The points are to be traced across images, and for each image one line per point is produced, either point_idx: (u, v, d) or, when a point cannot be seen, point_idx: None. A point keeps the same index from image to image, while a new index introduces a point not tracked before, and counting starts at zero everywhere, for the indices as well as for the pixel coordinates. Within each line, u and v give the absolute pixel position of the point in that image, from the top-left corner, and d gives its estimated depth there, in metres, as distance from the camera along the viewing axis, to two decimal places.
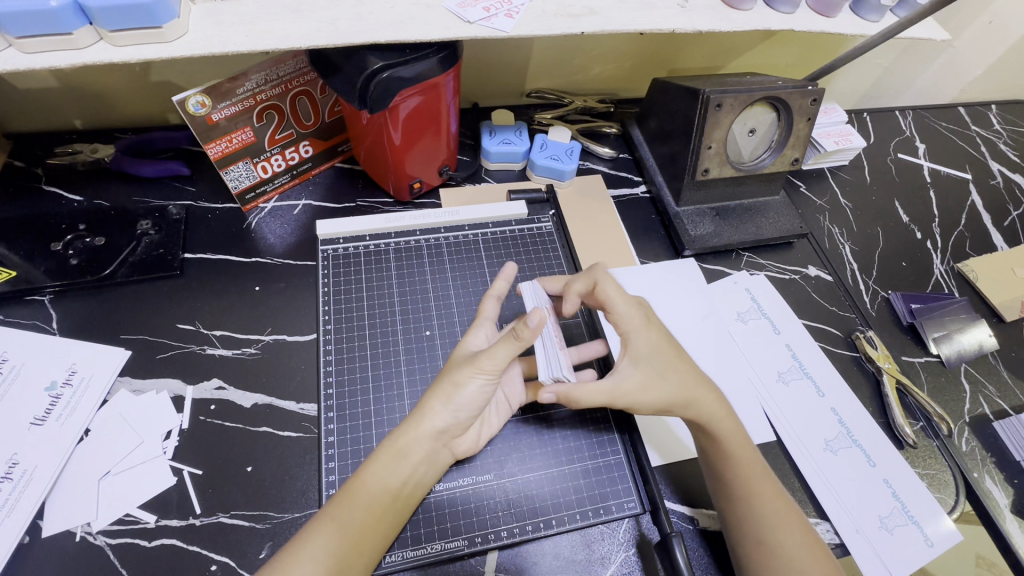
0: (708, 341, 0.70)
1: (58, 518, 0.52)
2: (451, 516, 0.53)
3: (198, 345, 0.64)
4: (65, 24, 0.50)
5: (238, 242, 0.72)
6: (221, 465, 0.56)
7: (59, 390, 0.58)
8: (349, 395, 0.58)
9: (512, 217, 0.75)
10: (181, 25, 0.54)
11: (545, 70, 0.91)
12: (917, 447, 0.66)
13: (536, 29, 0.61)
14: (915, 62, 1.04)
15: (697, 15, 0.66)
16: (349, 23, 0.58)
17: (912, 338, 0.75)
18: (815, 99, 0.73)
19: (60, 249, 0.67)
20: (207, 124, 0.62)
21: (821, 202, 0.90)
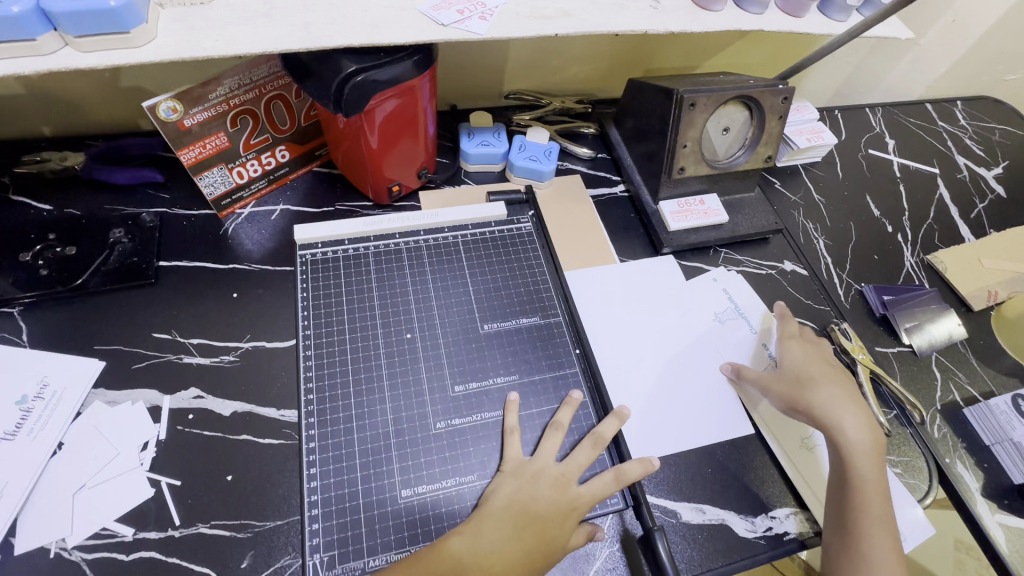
0: (686, 338, 0.71)
1: (31, 535, 0.51)
2: (435, 518, 0.52)
3: (174, 354, 0.63)
4: (28, 29, 0.49)
5: (214, 248, 0.71)
6: (201, 475, 0.56)
7: (30, 403, 0.57)
8: (330, 400, 0.58)
9: (492, 218, 0.75)
10: (149, 30, 0.53)
11: (522, 71, 0.91)
12: (891, 435, 0.67)
13: (509, 31, 0.62)
14: (883, 60, 1.07)
15: (669, 16, 0.67)
16: (321, 26, 0.58)
17: (885, 329, 0.77)
18: (785, 98, 0.74)
19: (29, 260, 0.66)
20: (179, 130, 0.61)
21: (795, 198, 0.91)
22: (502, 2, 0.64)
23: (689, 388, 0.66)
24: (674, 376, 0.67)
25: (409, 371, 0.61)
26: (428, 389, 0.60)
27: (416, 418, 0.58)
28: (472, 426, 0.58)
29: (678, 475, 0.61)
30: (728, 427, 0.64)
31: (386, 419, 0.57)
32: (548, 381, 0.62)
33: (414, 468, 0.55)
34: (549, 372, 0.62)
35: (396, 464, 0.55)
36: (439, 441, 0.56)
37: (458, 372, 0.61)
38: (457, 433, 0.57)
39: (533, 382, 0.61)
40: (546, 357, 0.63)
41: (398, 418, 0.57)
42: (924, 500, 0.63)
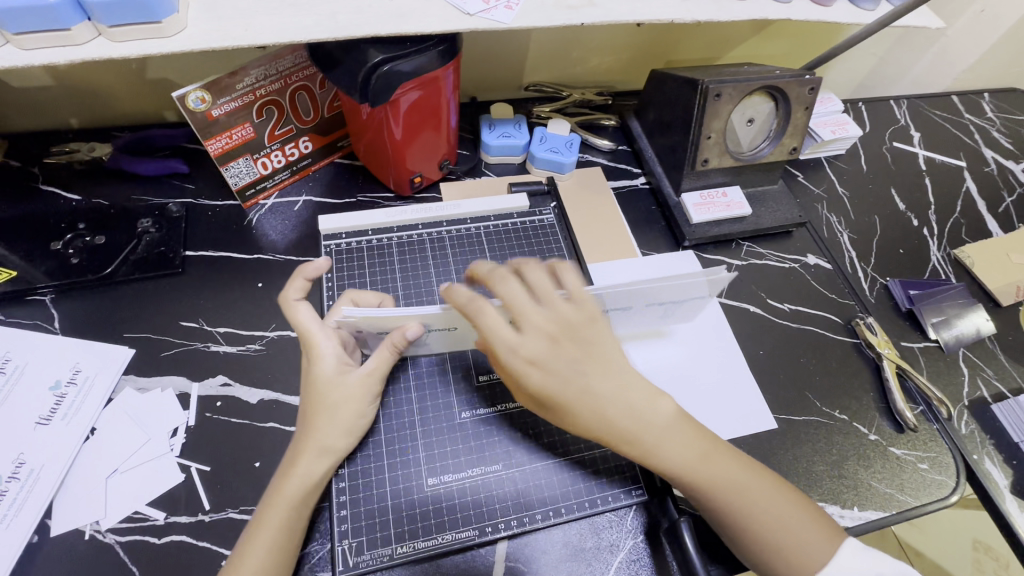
0: (709, 331, 0.71)
1: (67, 516, 0.52)
2: (460, 506, 0.53)
3: (201, 342, 0.64)
4: (63, 19, 0.50)
5: (240, 238, 0.72)
6: (229, 461, 0.56)
7: (63, 389, 0.58)
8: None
9: (513, 210, 0.74)
10: (180, 20, 0.54)
11: (543, 63, 0.91)
12: (917, 430, 0.67)
13: (536, 20, 0.61)
14: (909, 52, 1.05)
15: (696, 5, 0.66)
16: (349, 16, 0.58)
17: (911, 324, 0.76)
18: (812, 88, 0.73)
19: (60, 249, 0.67)
20: (207, 120, 0.62)
21: (819, 191, 0.90)
22: None
23: (709, 380, 0.67)
24: (696, 369, 0.67)
25: (434, 361, 0.60)
26: (453, 379, 0.60)
27: (440, 407, 0.58)
28: (497, 416, 0.58)
29: None
30: (749, 421, 0.64)
31: (412, 408, 0.57)
32: None
33: (439, 456, 0.55)
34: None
35: (423, 451, 0.55)
36: (464, 431, 0.57)
37: (482, 362, 0.61)
38: (483, 422, 0.57)
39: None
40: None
41: (423, 408, 0.58)
42: (951, 497, 0.63)
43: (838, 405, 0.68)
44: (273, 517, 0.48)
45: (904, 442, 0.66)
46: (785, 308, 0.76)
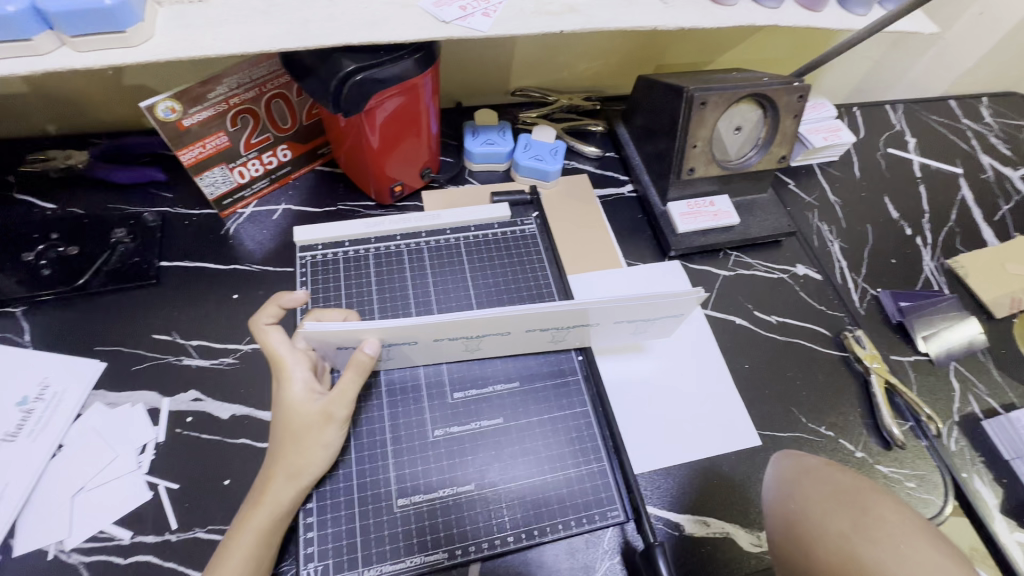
0: (693, 345, 0.69)
1: (30, 536, 0.51)
2: (431, 528, 0.52)
3: (174, 356, 0.63)
4: (24, 29, 0.49)
5: (216, 248, 0.71)
6: (198, 479, 0.56)
7: (31, 404, 0.57)
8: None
9: (495, 219, 0.73)
10: (146, 29, 0.53)
11: (529, 68, 0.89)
12: (905, 448, 0.65)
13: (514, 28, 0.60)
14: (906, 56, 1.03)
15: (680, 11, 0.64)
16: (321, 24, 0.56)
17: (901, 337, 0.75)
18: (801, 96, 0.71)
19: (32, 260, 0.66)
20: (178, 130, 0.61)
21: (810, 199, 0.89)
22: None
23: (693, 396, 0.65)
24: (679, 384, 0.66)
25: (407, 377, 0.59)
26: (427, 396, 0.58)
27: (413, 426, 0.57)
28: (471, 434, 0.57)
29: (682, 487, 0.60)
30: (732, 437, 0.63)
31: (383, 426, 0.56)
32: (550, 389, 0.60)
33: (411, 476, 0.54)
34: (551, 379, 0.61)
35: (394, 471, 0.54)
36: (436, 450, 0.55)
37: (458, 379, 0.60)
38: (457, 440, 0.56)
39: (533, 389, 0.60)
40: (547, 364, 0.62)
41: (395, 426, 0.56)
42: (938, 516, 0.61)
43: (824, 421, 0.67)
44: (241, 546, 0.46)
45: (892, 460, 0.64)
46: (772, 320, 0.74)
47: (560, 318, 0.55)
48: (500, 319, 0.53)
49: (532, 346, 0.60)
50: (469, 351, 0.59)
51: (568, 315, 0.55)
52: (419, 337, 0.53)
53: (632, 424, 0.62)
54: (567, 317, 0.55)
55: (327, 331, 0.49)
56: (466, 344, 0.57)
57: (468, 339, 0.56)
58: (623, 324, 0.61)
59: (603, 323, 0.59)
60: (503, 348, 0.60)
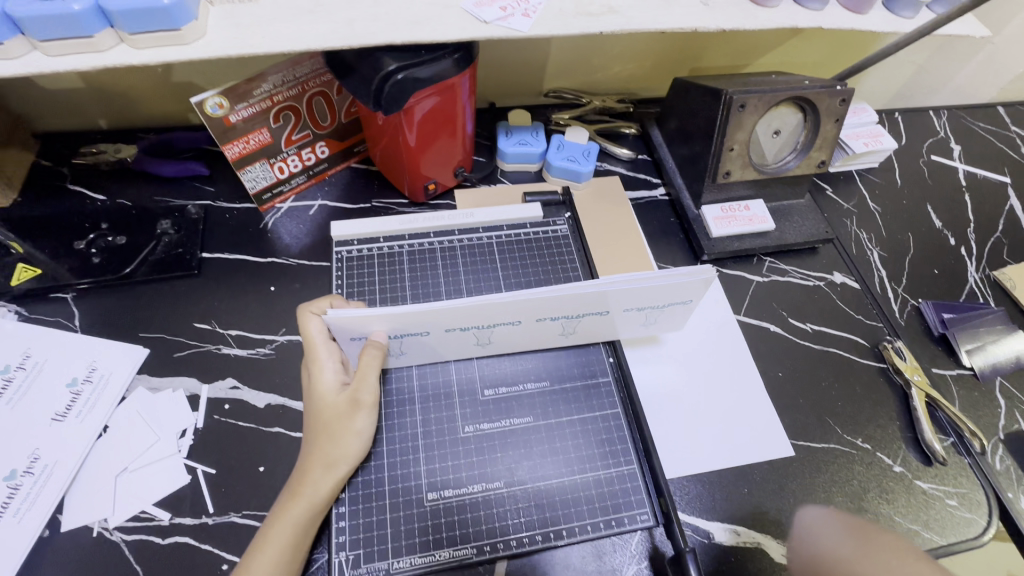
0: (725, 353, 0.69)
1: (77, 512, 0.53)
2: (459, 523, 0.52)
3: (213, 344, 0.64)
4: (87, 27, 0.51)
5: (255, 241, 0.73)
6: (235, 465, 0.57)
7: (79, 386, 0.59)
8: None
9: (527, 219, 0.73)
10: (200, 27, 0.55)
11: (563, 69, 0.89)
12: (947, 464, 0.63)
13: (554, 28, 0.60)
14: (952, 60, 0.99)
15: (721, 13, 0.64)
16: (365, 23, 0.57)
17: (943, 349, 0.72)
18: (844, 100, 0.70)
19: (82, 248, 0.69)
20: (225, 126, 0.62)
21: (849, 206, 0.86)
22: None
23: (725, 404, 0.64)
24: (710, 391, 0.65)
25: (439, 372, 0.60)
26: (458, 392, 0.59)
27: (444, 421, 0.57)
28: (501, 432, 0.57)
29: (711, 493, 0.59)
30: (763, 446, 0.62)
31: (415, 420, 0.57)
32: (581, 389, 0.60)
33: (440, 471, 0.54)
34: (581, 380, 0.61)
35: (424, 465, 0.55)
36: (466, 446, 0.56)
37: (488, 377, 0.60)
38: (486, 437, 0.56)
39: (564, 390, 0.60)
40: (579, 366, 0.62)
41: (427, 421, 0.57)
42: (981, 537, 0.59)
43: (861, 433, 0.65)
44: (279, 538, 0.47)
45: (932, 476, 0.62)
46: (807, 328, 0.73)
47: (568, 304, 0.54)
48: (508, 305, 0.52)
49: (542, 340, 0.60)
50: (481, 344, 0.59)
51: (578, 303, 0.54)
52: (430, 327, 0.54)
53: (662, 429, 0.62)
54: (576, 303, 0.54)
55: (351, 317, 0.50)
56: (477, 337, 0.57)
57: (479, 330, 0.56)
58: (634, 314, 0.59)
59: (614, 311, 0.58)
60: (514, 341, 0.59)
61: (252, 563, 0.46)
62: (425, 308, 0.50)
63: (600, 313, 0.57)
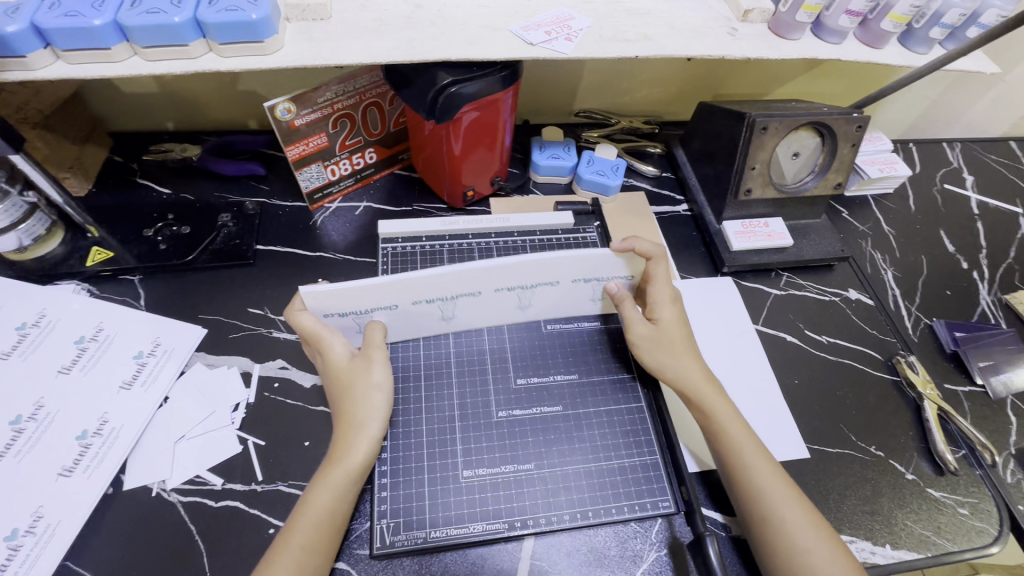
0: (744, 359, 0.72)
1: (138, 473, 0.57)
2: (493, 499, 0.56)
3: (265, 328, 0.69)
4: (183, 37, 0.58)
5: (305, 237, 0.79)
6: (282, 438, 0.61)
7: (144, 358, 0.64)
8: (402, 382, 0.62)
9: (559, 226, 0.78)
10: (279, 40, 0.61)
11: (594, 91, 0.96)
12: (958, 474, 0.65)
13: (593, 52, 0.66)
14: (965, 96, 1.04)
15: (747, 43, 0.69)
16: (424, 42, 0.64)
17: (955, 367, 0.75)
18: (860, 126, 0.74)
19: (150, 236, 0.75)
20: (290, 129, 0.69)
21: (864, 228, 0.90)
22: (587, 26, 0.68)
23: (743, 406, 0.68)
24: (730, 394, 0.68)
25: (476, 360, 0.64)
26: (493, 380, 0.63)
27: (479, 404, 0.61)
28: (532, 418, 0.61)
29: None
30: (779, 447, 0.65)
31: (452, 403, 0.61)
32: (608, 383, 0.64)
33: (475, 451, 0.58)
34: (609, 374, 0.65)
35: (460, 445, 0.58)
36: (499, 429, 0.60)
37: (521, 367, 0.64)
38: (518, 422, 0.60)
39: (591, 382, 0.64)
40: (605, 361, 0.66)
41: (463, 404, 0.61)
42: (992, 545, 0.61)
43: (874, 441, 0.67)
44: (320, 500, 0.51)
45: (944, 485, 0.65)
46: (822, 340, 0.76)
47: (527, 275, 0.59)
48: (463, 276, 0.57)
49: (501, 315, 0.65)
50: (446, 319, 0.63)
51: (531, 273, 0.59)
52: (397, 300, 0.58)
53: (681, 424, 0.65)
54: (533, 274, 0.59)
55: (322, 292, 0.54)
56: (520, 299, 0.63)
57: (443, 303, 0.60)
58: (583, 286, 0.63)
59: (564, 284, 0.62)
60: (476, 316, 0.64)
61: (296, 525, 0.49)
62: (382, 279, 0.55)
63: (586, 281, 0.63)
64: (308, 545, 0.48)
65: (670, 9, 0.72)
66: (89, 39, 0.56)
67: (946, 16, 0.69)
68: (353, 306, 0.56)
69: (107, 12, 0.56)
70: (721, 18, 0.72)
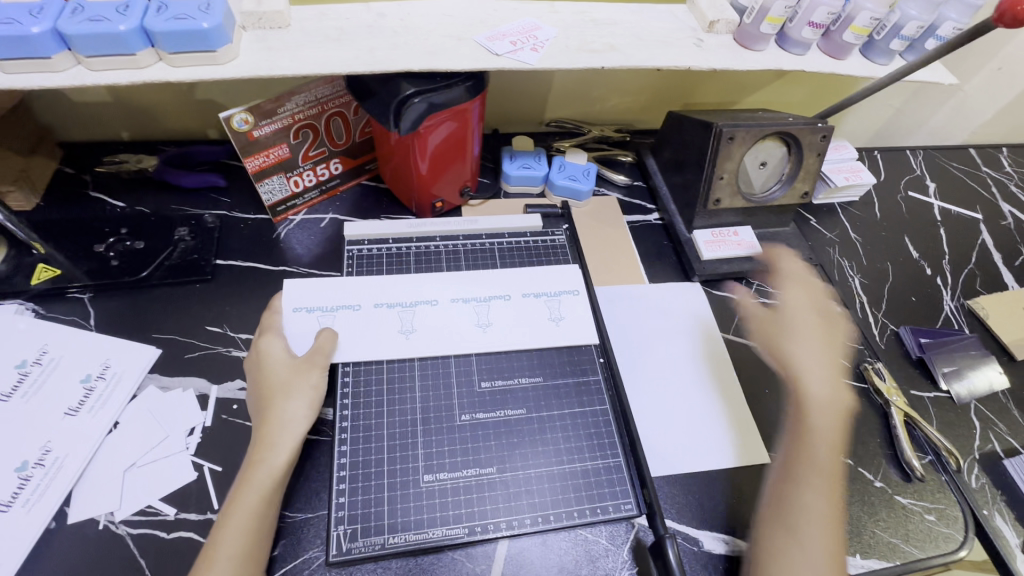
0: (712, 364, 0.72)
1: (85, 506, 0.54)
2: (454, 504, 0.54)
3: (224, 347, 0.67)
4: (130, 46, 0.55)
5: (268, 251, 0.76)
6: (241, 464, 0.58)
7: (93, 382, 0.61)
8: (364, 383, 0.60)
9: (527, 229, 0.77)
10: (233, 50, 0.59)
11: (565, 101, 0.95)
12: (925, 480, 0.66)
13: (560, 63, 0.65)
14: (927, 105, 1.07)
15: (713, 54, 0.70)
16: (386, 52, 0.62)
17: (921, 373, 0.76)
18: (824, 136, 0.75)
19: (102, 251, 0.71)
20: (248, 140, 0.66)
21: (832, 235, 0.91)
22: (553, 36, 0.68)
23: (715, 414, 0.67)
24: (704, 405, 0.68)
25: (441, 365, 0.63)
26: (456, 383, 0.62)
27: (442, 408, 0.60)
28: (495, 421, 0.59)
29: (701, 501, 0.61)
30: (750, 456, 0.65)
31: (415, 407, 0.59)
32: (572, 386, 0.63)
33: (437, 455, 0.57)
34: (572, 376, 0.64)
35: (421, 449, 0.57)
36: (461, 432, 0.58)
37: (485, 369, 0.63)
38: (481, 425, 0.59)
39: (556, 385, 0.63)
40: (569, 364, 0.65)
41: (425, 407, 0.59)
42: (959, 550, 0.61)
43: (843, 449, 0.68)
44: (245, 502, 0.50)
45: (913, 492, 0.65)
46: None
47: (477, 285, 0.69)
48: (420, 282, 0.68)
49: (461, 330, 0.65)
50: (405, 334, 0.64)
51: (480, 282, 0.69)
52: (360, 299, 0.65)
53: (654, 432, 0.65)
54: (484, 284, 0.69)
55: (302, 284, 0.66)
56: (478, 315, 0.66)
57: (403, 309, 0.66)
58: (536, 302, 0.69)
59: (515, 298, 0.69)
60: (436, 333, 0.64)
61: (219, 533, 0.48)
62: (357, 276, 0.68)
63: (535, 296, 0.69)
64: (238, 556, 0.47)
65: (636, 19, 0.72)
66: (28, 48, 0.53)
67: (905, 29, 0.70)
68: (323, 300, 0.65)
69: (47, 19, 0.53)
70: (687, 29, 0.72)
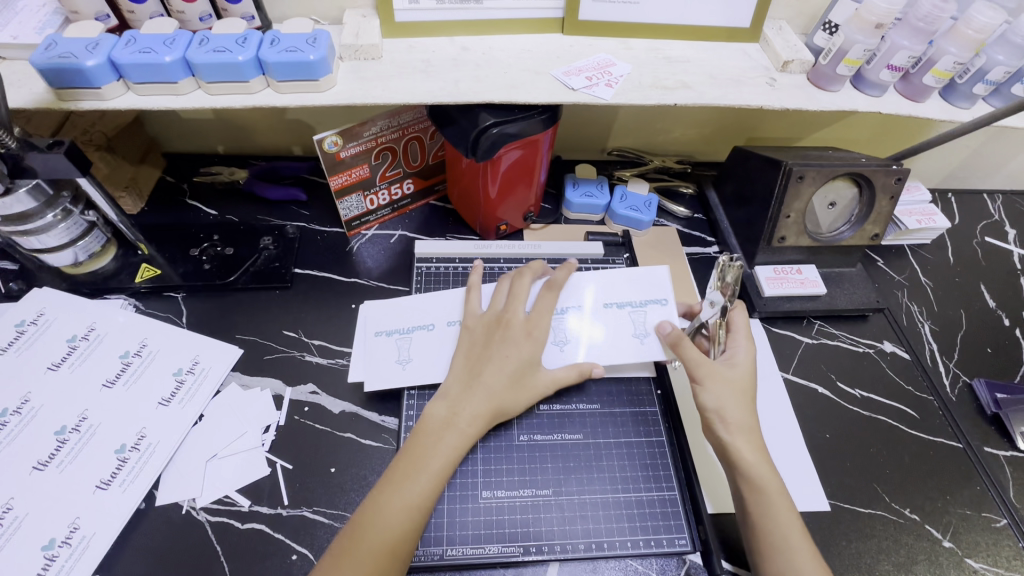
0: (771, 405, 0.71)
1: (171, 490, 0.59)
2: (510, 523, 0.56)
3: (299, 352, 0.71)
4: (245, 74, 0.61)
5: (341, 263, 0.81)
6: (310, 464, 0.62)
7: (183, 376, 0.66)
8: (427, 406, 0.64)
9: (589, 256, 0.80)
10: (333, 78, 0.64)
11: (628, 132, 0.98)
12: (998, 544, 0.62)
13: (633, 99, 0.67)
14: (1008, 148, 1.02)
15: (786, 93, 0.70)
16: (470, 84, 0.66)
17: (996, 429, 0.72)
18: (899, 178, 0.74)
19: (196, 255, 0.78)
20: (335, 160, 0.72)
21: (900, 278, 0.89)
22: (627, 72, 0.70)
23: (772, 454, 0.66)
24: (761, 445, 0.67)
25: None
26: None
27: (502, 427, 0.61)
28: (553, 444, 0.61)
29: None
30: (809, 501, 0.63)
31: None
32: (629, 416, 0.64)
33: (495, 472, 0.59)
34: (630, 407, 0.64)
35: (481, 466, 0.59)
36: (521, 453, 0.60)
37: None
38: (539, 447, 0.60)
39: (614, 413, 0.64)
40: (627, 394, 0.65)
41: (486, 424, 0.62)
42: None
43: (909, 503, 0.65)
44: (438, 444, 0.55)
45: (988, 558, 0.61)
46: (854, 394, 0.74)
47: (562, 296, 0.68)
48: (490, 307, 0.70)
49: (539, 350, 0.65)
50: None
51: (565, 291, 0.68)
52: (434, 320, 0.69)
53: None
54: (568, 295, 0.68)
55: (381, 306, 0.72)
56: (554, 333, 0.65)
57: None
58: (617, 312, 0.67)
59: (595, 308, 0.68)
60: None
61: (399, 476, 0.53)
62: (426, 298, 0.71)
63: (619, 307, 0.67)
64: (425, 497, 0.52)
65: (709, 57, 0.73)
66: (159, 74, 0.60)
67: (989, 74, 0.69)
68: (399, 323, 0.70)
69: (177, 49, 0.60)
70: (760, 68, 0.73)
